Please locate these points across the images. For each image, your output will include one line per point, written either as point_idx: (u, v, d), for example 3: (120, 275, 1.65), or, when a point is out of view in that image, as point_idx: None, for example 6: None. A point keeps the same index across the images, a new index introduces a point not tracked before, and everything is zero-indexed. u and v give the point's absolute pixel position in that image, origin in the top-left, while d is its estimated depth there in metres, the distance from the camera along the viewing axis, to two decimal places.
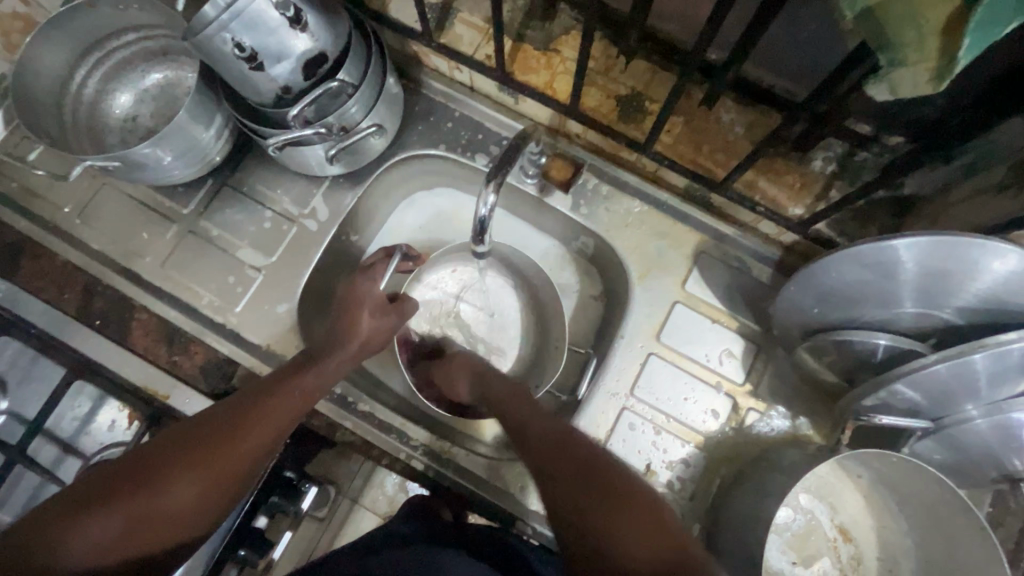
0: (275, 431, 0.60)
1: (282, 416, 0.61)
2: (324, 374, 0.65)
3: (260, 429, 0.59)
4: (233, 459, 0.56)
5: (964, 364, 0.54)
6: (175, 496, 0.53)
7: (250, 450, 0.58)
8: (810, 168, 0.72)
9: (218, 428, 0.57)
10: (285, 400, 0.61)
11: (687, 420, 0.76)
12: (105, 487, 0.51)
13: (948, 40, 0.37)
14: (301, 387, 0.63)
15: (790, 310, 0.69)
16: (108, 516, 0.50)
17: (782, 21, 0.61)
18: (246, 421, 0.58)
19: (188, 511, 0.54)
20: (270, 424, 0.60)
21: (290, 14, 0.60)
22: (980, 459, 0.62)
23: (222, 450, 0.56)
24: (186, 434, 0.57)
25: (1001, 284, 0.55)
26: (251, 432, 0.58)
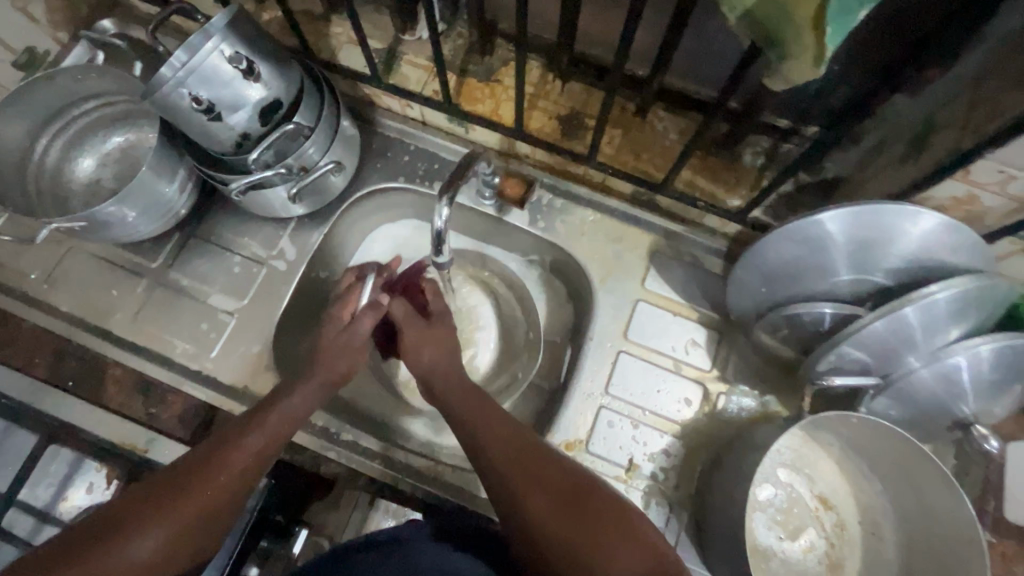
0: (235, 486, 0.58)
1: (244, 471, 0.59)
2: (292, 410, 0.64)
3: (217, 487, 0.57)
4: (192, 516, 0.55)
5: (898, 319, 0.59)
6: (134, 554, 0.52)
7: (211, 504, 0.56)
8: (741, 163, 0.78)
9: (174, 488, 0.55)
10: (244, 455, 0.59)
11: (662, 411, 0.79)
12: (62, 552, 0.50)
13: (819, 33, 0.43)
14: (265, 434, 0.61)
15: (740, 292, 0.74)
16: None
17: (691, 33, 0.68)
18: (201, 480, 0.57)
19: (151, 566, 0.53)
20: (225, 476, 0.58)
21: (243, 67, 0.64)
22: (932, 409, 0.66)
23: (184, 500, 0.55)
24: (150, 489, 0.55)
25: (918, 243, 0.61)
26: (206, 492, 0.56)
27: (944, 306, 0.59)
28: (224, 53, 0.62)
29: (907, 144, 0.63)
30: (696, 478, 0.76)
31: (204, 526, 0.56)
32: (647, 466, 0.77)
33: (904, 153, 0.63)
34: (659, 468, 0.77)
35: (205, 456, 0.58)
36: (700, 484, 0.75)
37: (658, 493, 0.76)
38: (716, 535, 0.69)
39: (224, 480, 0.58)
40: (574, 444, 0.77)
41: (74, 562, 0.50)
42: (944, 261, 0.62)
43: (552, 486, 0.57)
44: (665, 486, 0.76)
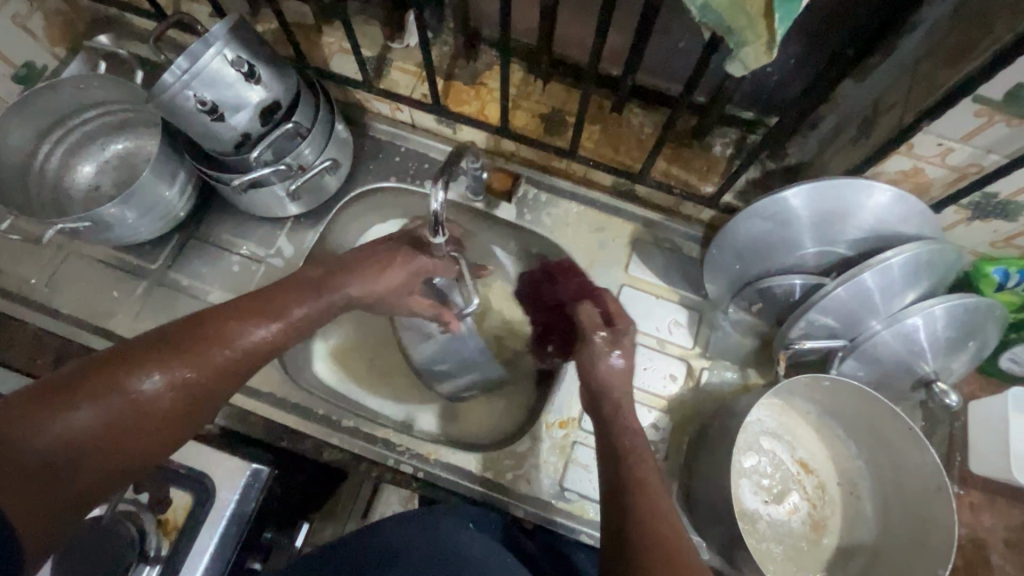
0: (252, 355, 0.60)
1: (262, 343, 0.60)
2: (323, 294, 0.66)
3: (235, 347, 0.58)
4: (211, 371, 0.57)
5: (860, 283, 0.64)
6: (157, 392, 0.53)
7: (247, 356, 0.59)
8: (711, 153, 0.85)
9: (193, 339, 0.56)
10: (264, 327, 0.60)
11: (650, 387, 0.83)
12: (84, 379, 0.50)
13: (769, 20, 0.49)
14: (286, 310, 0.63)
15: (717, 271, 0.79)
16: (91, 413, 0.49)
17: (660, 32, 0.74)
18: (219, 334, 0.58)
19: (170, 407, 0.54)
20: (259, 334, 0.60)
21: (245, 70, 0.68)
22: (897, 369, 0.71)
23: (210, 348, 0.57)
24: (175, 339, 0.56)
25: (873, 213, 0.67)
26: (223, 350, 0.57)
27: (899, 270, 0.64)
28: (227, 57, 0.66)
29: (858, 126, 0.69)
30: (685, 450, 0.80)
31: (217, 385, 0.57)
32: None
33: (857, 134, 0.69)
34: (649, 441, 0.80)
35: (233, 314, 0.60)
36: (689, 454, 0.79)
37: None
38: (705, 498, 0.72)
39: (258, 338, 0.60)
40: (568, 422, 0.80)
41: (99, 389, 0.50)
42: (898, 231, 0.68)
43: (640, 496, 0.55)
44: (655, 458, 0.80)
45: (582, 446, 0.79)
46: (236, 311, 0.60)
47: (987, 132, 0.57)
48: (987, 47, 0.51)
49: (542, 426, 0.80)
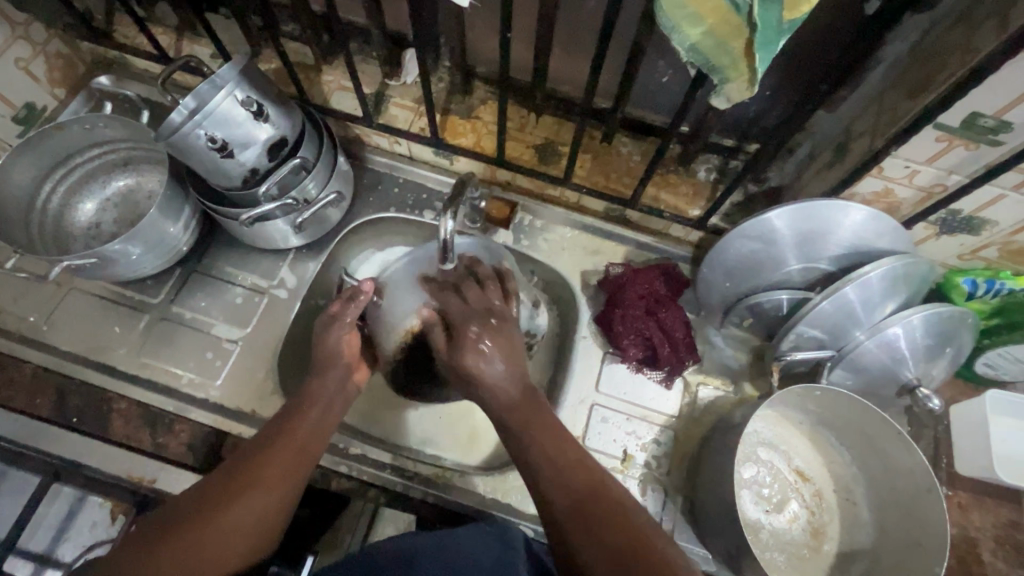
0: (295, 472, 0.64)
1: (297, 459, 0.65)
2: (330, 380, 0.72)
3: (277, 472, 0.63)
4: (274, 477, 0.62)
5: (842, 297, 0.69)
6: (233, 518, 0.59)
7: (299, 459, 0.65)
8: (697, 178, 0.90)
9: (238, 478, 0.61)
10: (293, 444, 0.65)
11: (650, 403, 0.85)
12: (163, 530, 0.56)
13: (749, 58, 0.53)
14: (307, 425, 0.68)
15: (708, 290, 0.83)
16: (171, 556, 0.55)
17: (646, 68, 0.79)
18: (260, 464, 0.63)
19: (248, 525, 0.59)
20: (300, 441, 0.66)
21: (254, 109, 0.71)
22: (881, 377, 0.76)
23: (266, 464, 0.63)
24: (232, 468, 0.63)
25: (851, 232, 0.72)
26: (268, 480, 0.62)
27: (879, 283, 0.69)
28: (237, 97, 0.69)
29: (833, 151, 0.74)
30: (687, 463, 0.82)
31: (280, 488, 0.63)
32: (641, 456, 0.82)
33: (831, 159, 0.75)
34: (652, 456, 0.82)
35: (275, 431, 0.66)
36: (691, 467, 0.81)
37: (654, 480, 0.81)
38: (709, 511, 0.74)
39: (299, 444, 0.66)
40: None
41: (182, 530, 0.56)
42: (873, 246, 0.73)
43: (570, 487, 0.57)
44: (658, 473, 0.82)
45: None
46: (273, 428, 0.67)
47: (948, 155, 0.63)
48: (943, 80, 0.56)
49: None
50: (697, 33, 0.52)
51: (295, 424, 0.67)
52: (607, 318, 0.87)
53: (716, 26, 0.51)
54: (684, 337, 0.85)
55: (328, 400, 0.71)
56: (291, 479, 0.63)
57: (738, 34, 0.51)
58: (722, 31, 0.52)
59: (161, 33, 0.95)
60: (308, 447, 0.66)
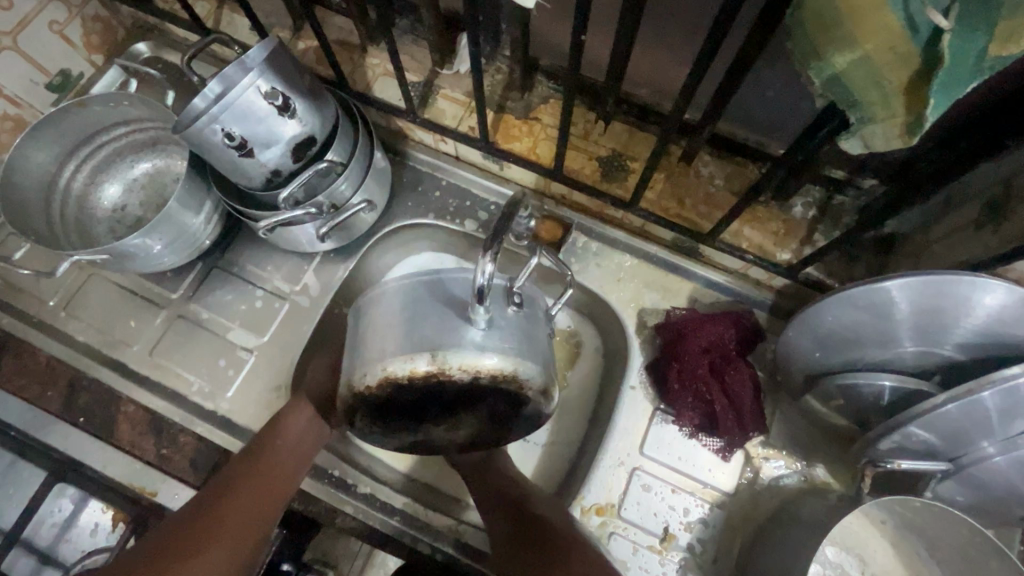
0: (259, 519, 0.63)
1: (262, 504, 0.63)
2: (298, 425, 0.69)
3: (230, 547, 0.60)
4: (241, 525, 0.61)
5: (974, 403, 0.53)
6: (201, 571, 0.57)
7: (269, 501, 0.64)
8: (791, 215, 0.75)
9: (203, 526, 0.60)
10: (262, 486, 0.64)
11: (701, 475, 0.74)
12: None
13: (913, 97, 0.38)
14: (278, 466, 0.66)
15: (790, 357, 0.69)
16: None
17: (748, 83, 0.64)
18: (224, 511, 0.61)
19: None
20: (276, 485, 0.65)
21: (279, 103, 0.62)
22: (1004, 496, 0.61)
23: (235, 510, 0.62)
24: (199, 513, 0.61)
25: (998, 318, 0.56)
26: (231, 535, 0.60)
27: None
28: (260, 89, 0.59)
29: (985, 209, 0.58)
30: (737, 552, 0.71)
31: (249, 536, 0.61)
32: (683, 535, 0.71)
33: (980, 218, 0.58)
34: (697, 538, 0.71)
35: (244, 473, 0.65)
36: (742, 560, 0.69)
37: (696, 567, 0.70)
38: None
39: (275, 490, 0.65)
40: (606, 509, 0.72)
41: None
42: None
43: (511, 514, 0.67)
44: (702, 560, 0.70)
45: (619, 538, 0.71)
46: (238, 470, 0.65)
47: None
48: None
49: (577, 511, 0.72)
50: (846, 63, 0.37)
51: (263, 467, 0.65)
52: (662, 370, 0.75)
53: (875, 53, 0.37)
54: (752, 405, 0.72)
55: (291, 449, 0.68)
56: (254, 528, 0.62)
57: (904, 66, 0.36)
58: (883, 59, 0.36)
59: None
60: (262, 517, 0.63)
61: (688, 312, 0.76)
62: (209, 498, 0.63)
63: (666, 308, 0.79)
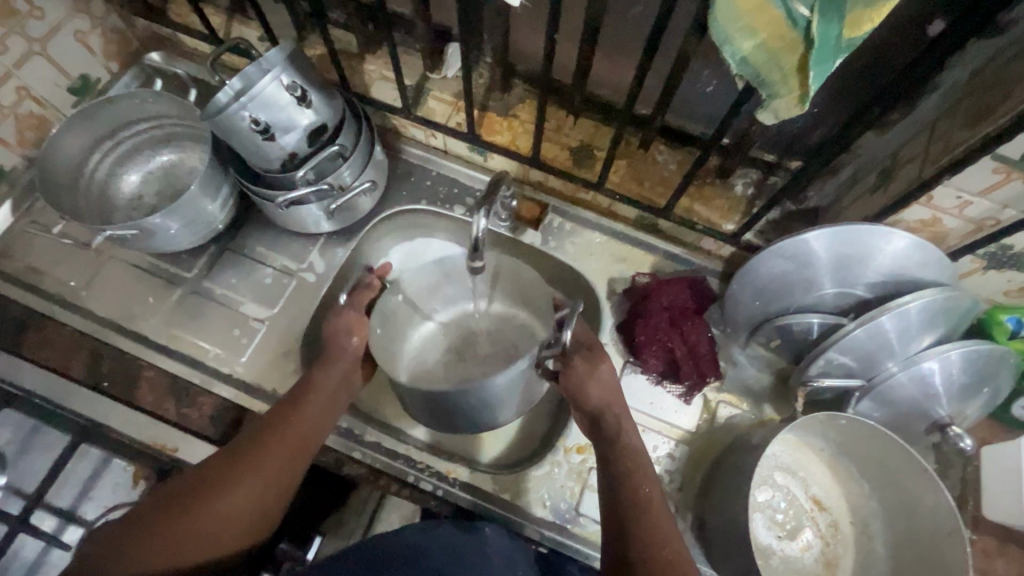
0: (294, 458, 0.68)
1: (295, 443, 0.69)
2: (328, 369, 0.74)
3: (268, 476, 0.66)
4: (276, 458, 0.67)
5: (878, 326, 0.67)
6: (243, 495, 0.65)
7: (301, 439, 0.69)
8: (733, 192, 0.88)
9: (243, 457, 0.67)
10: (294, 427, 0.70)
11: (666, 417, 0.84)
12: (186, 495, 0.63)
13: (801, 75, 0.51)
14: (312, 410, 0.72)
15: (737, 308, 0.81)
16: (190, 522, 0.62)
17: (690, 80, 0.78)
18: (262, 449, 0.67)
19: (257, 502, 0.65)
20: (305, 423, 0.71)
21: (297, 95, 0.72)
22: (910, 411, 0.74)
23: (268, 446, 0.67)
24: (239, 447, 0.68)
25: (894, 260, 0.70)
26: (268, 467, 0.66)
27: (917, 315, 0.67)
28: (282, 81, 0.69)
29: (879, 175, 0.72)
30: (700, 480, 0.81)
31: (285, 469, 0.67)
32: (653, 468, 0.82)
33: (876, 183, 0.72)
34: (665, 470, 0.82)
35: (276, 415, 0.70)
36: (704, 485, 0.79)
37: (665, 494, 0.80)
38: (718, 533, 0.73)
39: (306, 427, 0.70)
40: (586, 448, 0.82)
41: (205, 498, 0.63)
42: (914, 276, 0.71)
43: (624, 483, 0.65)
44: (670, 488, 0.81)
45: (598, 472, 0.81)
46: (273, 413, 0.71)
47: (1004, 188, 0.60)
48: (1005, 110, 0.54)
49: (560, 450, 0.81)
50: (750, 48, 0.50)
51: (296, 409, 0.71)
52: (630, 327, 0.86)
53: (769, 40, 0.49)
54: (707, 353, 0.83)
55: (321, 393, 0.73)
56: (283, 467, 0.67)
57: (791, 50, 0.49)
58: (774, 45, 0.50)
59: (213, 14, 0.97)
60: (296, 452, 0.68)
61: (652, 276, 0.89)
62: (248, 435, 0.69)
63: (631, 275, 0.91)
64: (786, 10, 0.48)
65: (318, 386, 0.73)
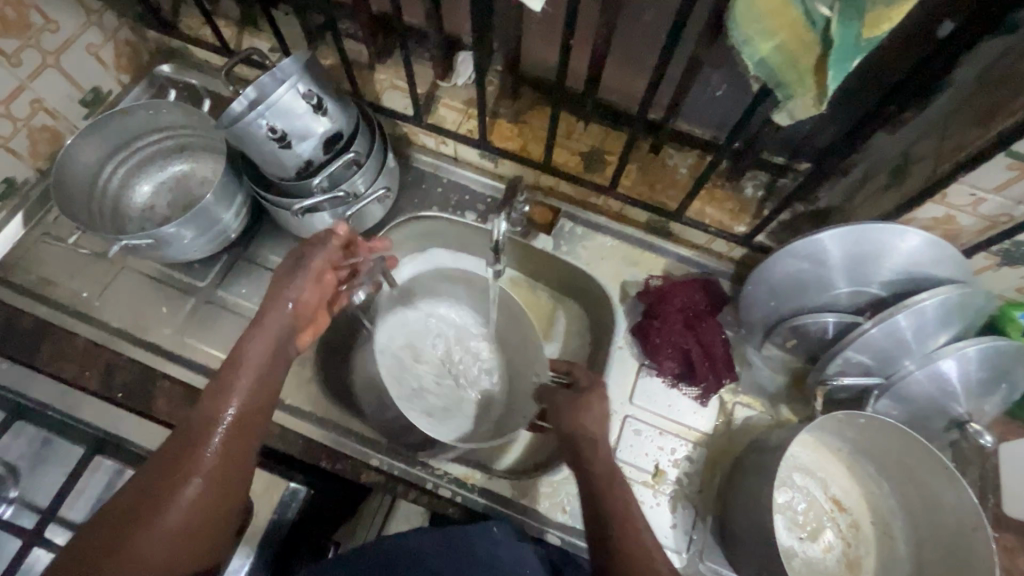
0: (236, 455, 0.61)
1: (234, 439, 0.62)
2: (256, 343, 0.66)
3: (213, 484, 0.59)
4: (215, 461, 0.60)
5: (894, 324, 0.67)
6: (187, 511, 0.57)
7: (238, 433, 0.62)
8: (744, 194, 0.89)
9: (177, 471, 0.58)
10: (228, 423, 0.62)
11: (683, 419, 0.84)
12: (117, 527, 0.55)
13: (820, 75, 0.52)
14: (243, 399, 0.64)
15: (752, 309, 0.82)
16: (133, 553, 0.54)
17: (700, 83, 0.79)
18: (200, 455, 0.59)
19: (208, 515, 0.58)
20: (242, 417, 0.63)
21: (314, 103, 0.72)
22: (928, 408, 0.74)
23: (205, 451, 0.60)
24: (170, 462, 0.59)
25: (910, 258, 0.70)
26: (208, 473, 0.59)
27: (934, 312, 0.67)
28: (299, 90, 0.70)
29: (890, 175, 0.73)
30: (718, 483, 0.81)
31: (228, 470, 0.60)
32: (672, 471, 0.82)
33: (888, 182, 0.74)
34: (683, 472, 0.82)
35: (206, 415, 0.62)
36: (723, 488, 0.79)
37: (684, 497, 0.80)
38: (740, 534, 0.72)
39: (244, 420, 0.63)
40: None
41: (143, 525, 0.55)
42: (928, 273, 0.71)
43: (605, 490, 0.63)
44: (689, 491, 0.81)
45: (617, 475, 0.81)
46: (200, 415, 0.62)
47: (1017, 184, 0.61)
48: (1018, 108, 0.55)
49: None
50: (768, 48, 0.51)
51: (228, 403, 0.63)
52: (644, 329, 0.86)
53: (788, 41, 0.50)
54: (723, 354, 0.83)
55: (252, 376, 0.65)
56: (229, 468, 0.61)
57: (809, 50, 0.50)
58: (794, 45, 0.50)
59: (224, 26, 0.97)
60: (237, 448, 0.62)
61: (666, 278, 0.89)
62: (175, 446, 0.60)
63: (644, 278, 0.92)
64: (805, 11, 0.48)
65: (246, 364, 0.65)
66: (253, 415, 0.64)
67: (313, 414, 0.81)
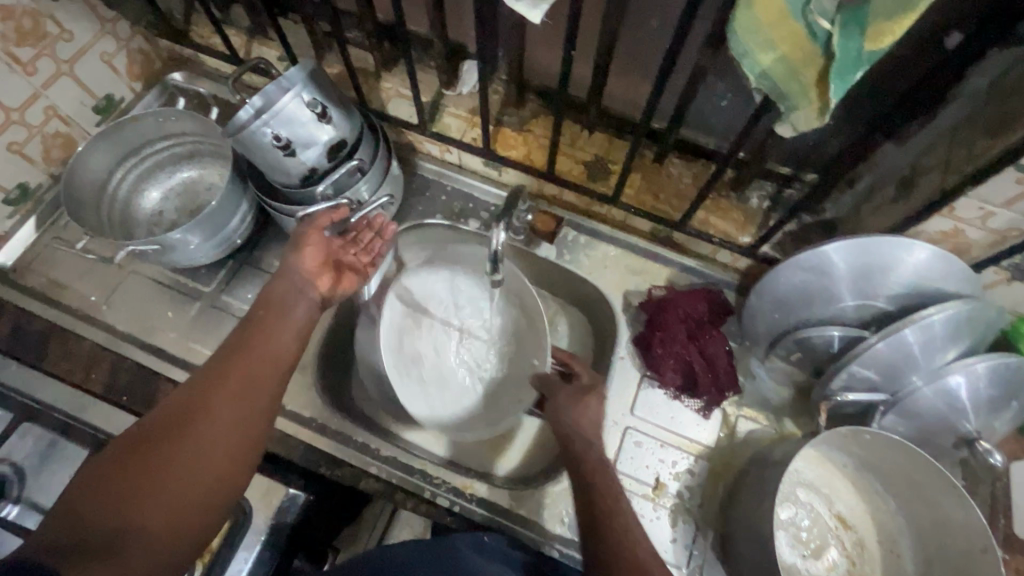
0: (267, 381, 0.62)
1: (266, 366, 0.63)
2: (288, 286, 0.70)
3: (243, 403, 0.59)
4: (246, 384, 0.61)
5: (901, 339, 0.66)
6: (219, 426, 0.57)
7: (272, 361, 0.63)
8: (749, 205, 0.88)
9: (210, 391, 0.59)
10: (258, 353, 0.63)
11: (685, 432, 0.83)
12: (151, 439, 0.55)
13: (822, 87, 0.51)
14: (274, 333, 0.66)
15: (756, 321, 0.81)
16: (169, 459, 0.54)
17: (704, 93, 0.78)
18: (232, 376, 0.60)
19: (239, 434, 0.58)
20: (273, 347, 0.64)
21: (318, 111, 0.73)
22: (936, 425, 0.72)
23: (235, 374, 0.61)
24: (205, 383, 0.60)
25: (918, 271, 0.69)
26: (239, 394, 0.59)
27: (942, 327, 0.66)
28: (303, 98, 0.71)
29: (898, 187, 0.72)
30: (720, 497, 0.80)
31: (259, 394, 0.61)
32: (672, 484, 0.81)
33: (896, 194, 0.72)
34: (684, 486, 0.81)
35: (239, 345, 0.64)
36: (724, 503, 0.78)
37: (685, 510, 0.79)
38: (740, 550, 0.71)
39: (275, 350, 0.64)
40: None
41: (177, 437, 0.55)
42: (937, 287, 0.70)
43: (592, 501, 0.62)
44: (690, 505, 0.80)
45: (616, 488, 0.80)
46: (232, 348, 0.64)
47: None
48: None
49: None
50: (769, 60, 0.50)
51: (260, 336, 0.65)
52: (646, 340, 0.86)
53: (790, 53, 0.50)
54: (725, 366, 0.82)
55: (284, 315, 0.67)
56: (258, 393, 0.61)
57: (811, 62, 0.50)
58: (795, 57, 0.50)
59: (234, 35, 0.99)
60: (268, 375, 0.62)
61: (669, 288, 0.88)
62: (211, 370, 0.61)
63: (647, 288, 0.91)
64: (806, 23, 0.48)
65: (275, 311, 0.68)
66: (285, 349, 0.65)
67: (313, 420, 0.82)
